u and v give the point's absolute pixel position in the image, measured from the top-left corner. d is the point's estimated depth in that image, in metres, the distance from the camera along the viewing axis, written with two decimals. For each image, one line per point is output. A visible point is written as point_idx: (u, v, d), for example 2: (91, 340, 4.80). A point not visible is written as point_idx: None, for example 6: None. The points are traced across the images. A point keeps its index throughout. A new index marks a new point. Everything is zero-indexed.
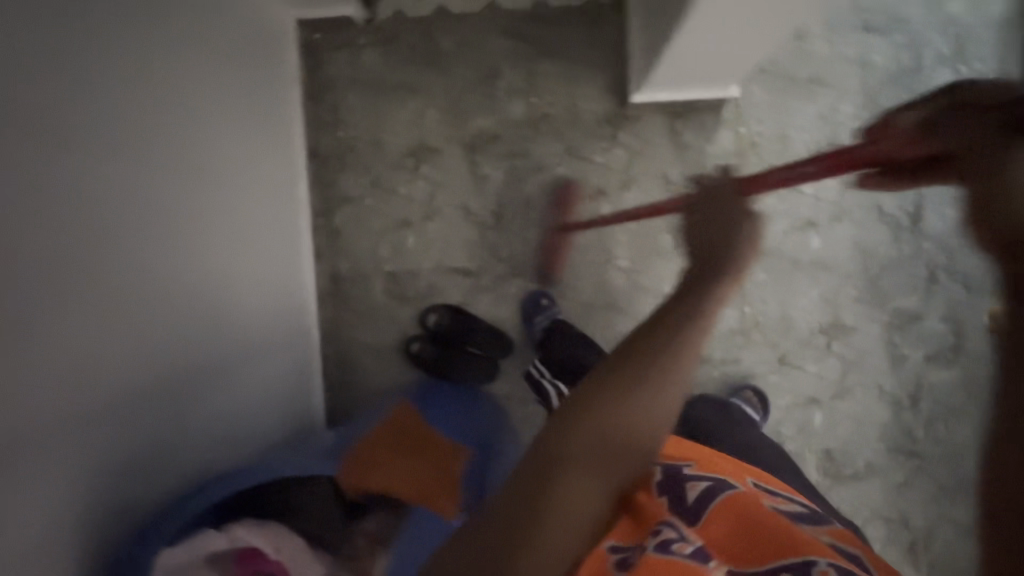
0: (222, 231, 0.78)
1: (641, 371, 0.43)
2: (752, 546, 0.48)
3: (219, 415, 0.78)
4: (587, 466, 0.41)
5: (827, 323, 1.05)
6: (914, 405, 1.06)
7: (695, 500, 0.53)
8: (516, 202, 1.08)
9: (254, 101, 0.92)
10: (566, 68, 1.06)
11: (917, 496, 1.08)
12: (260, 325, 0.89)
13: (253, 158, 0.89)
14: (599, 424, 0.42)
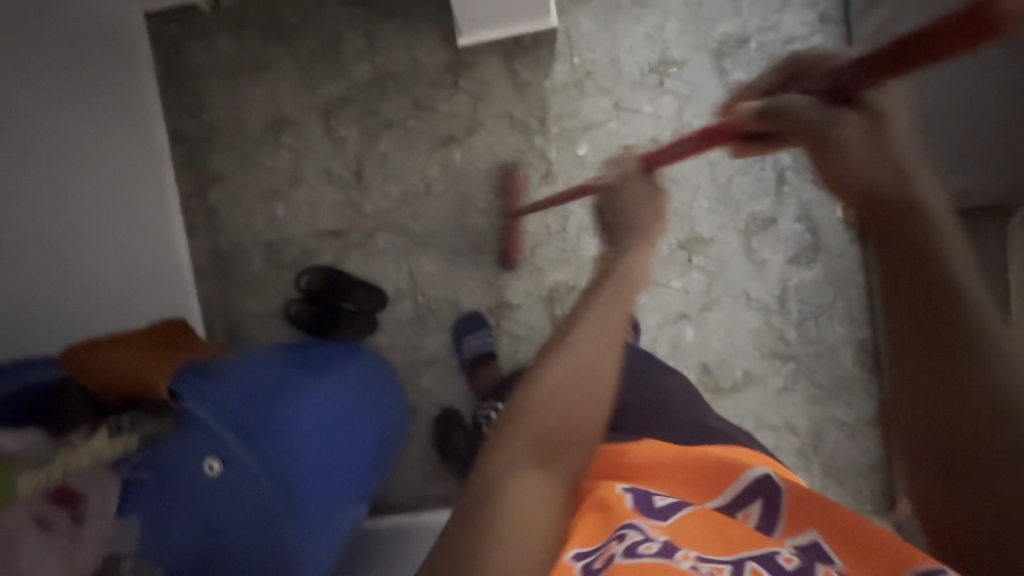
0: (61, 175, 0.88)
1: (586, 372, 0.41)
2: (715, 540, 0.44)
3: (65, 317, 0.87)
4: (535, 466, 0.39)
5: (684, 237, 1.07)
6: (782, 308, 1.07)
7: (664, 504, 0.48)
8: (374, 160, 1.13)
9: (99, 60, 1.00)
10: (402, 26, 1.10)
11: (799, 399, 1.07)
12: (114, 257, 0.97)
13: (111, 144, 1.00)
14: (541, 437, 0.40)
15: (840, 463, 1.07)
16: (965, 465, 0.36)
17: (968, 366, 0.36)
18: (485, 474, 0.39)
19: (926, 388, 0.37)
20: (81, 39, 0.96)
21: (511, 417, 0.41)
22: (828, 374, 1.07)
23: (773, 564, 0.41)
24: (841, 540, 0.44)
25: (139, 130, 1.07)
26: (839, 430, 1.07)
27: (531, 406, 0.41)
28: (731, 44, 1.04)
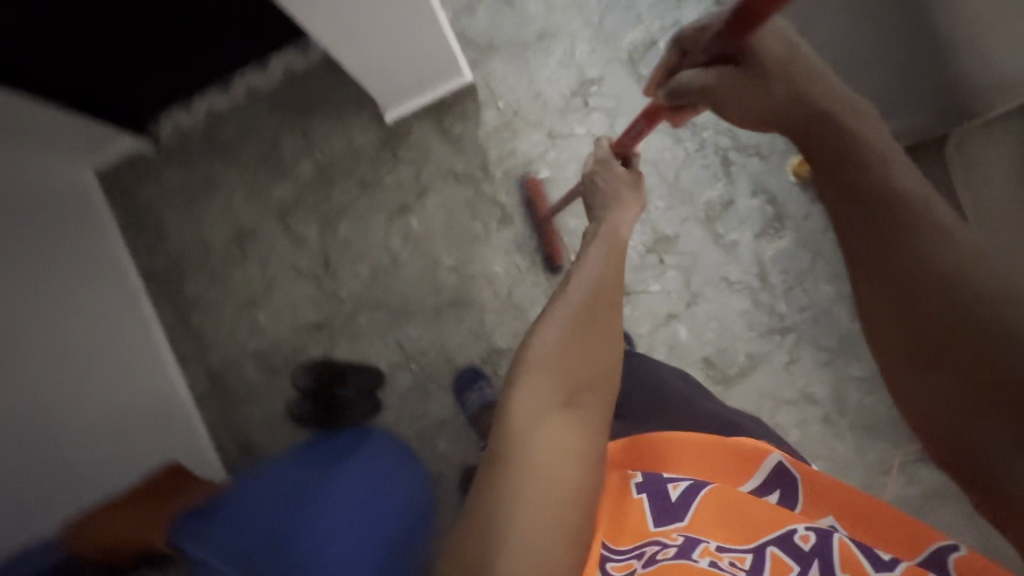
0: (45, 337, 0.91)
1: (584, 324, 0.53)
2: (739, 529, 0.52)
3: (66, 476, 0.88)
4: (547, 412, 0.48)
5: (650, 241, 1.08)
6: (765, 282, 1.07)
7: (679, 498, 0.55)
8: (338, 247, 1.15)
9: (63, 222, 1.05)
10: (332, 116, 1.14)
11: (809, 367, 1.06)
12: (111, 402, 0.99)
13: (88, 302, 1.03)
14: (555, 383, 0.49)
15: (869, 421, 1.04)
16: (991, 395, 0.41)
17: (952, 305, 0.42)
18: (504, 418, 0.48)
19: (900, 297, 0.45)
20: (39, 212, 1.00)
21: (515, 380, 0.50)
22: (829, 335, 1.05)
23: (792, 546, 0.49)
24: (852, 511, 0.53)
25: (112, 277, 1.11)
26: (857, 387, 1.04)
27: (540, 356, 0.51)
28: (642, 50, 1.07)
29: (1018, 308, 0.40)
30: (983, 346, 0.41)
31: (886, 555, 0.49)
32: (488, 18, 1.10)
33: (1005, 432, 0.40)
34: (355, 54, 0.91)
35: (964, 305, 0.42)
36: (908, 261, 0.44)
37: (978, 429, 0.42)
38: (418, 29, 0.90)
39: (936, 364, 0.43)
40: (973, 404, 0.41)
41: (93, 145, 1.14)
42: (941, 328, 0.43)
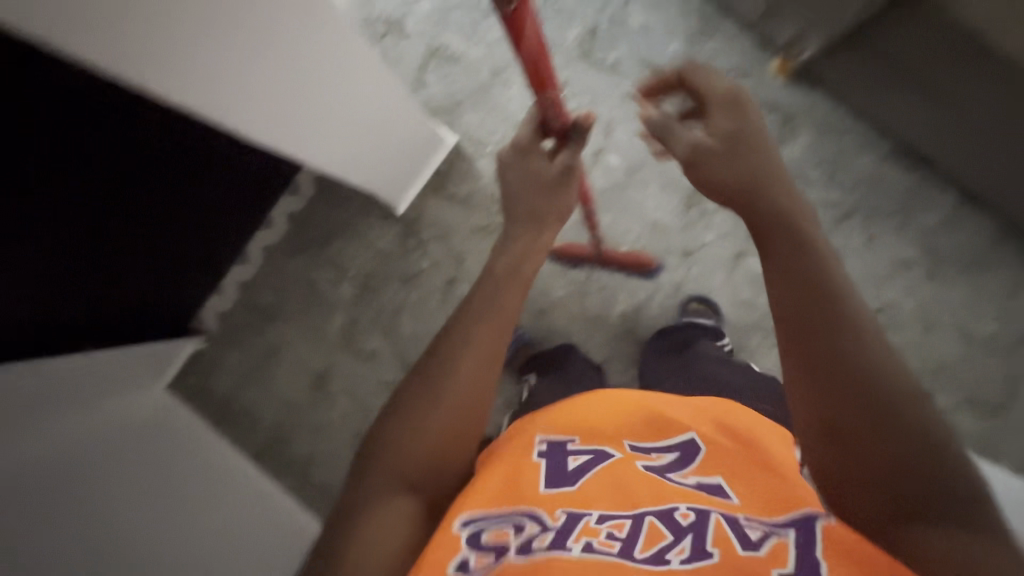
0: (212, 537, 0.90)
1: (458, 382, 0.52)
2: (620, 497, 0.52)
3: None
4: (392, 480, 0.48)
5: (685, 199, 1.09)
6: (804, 181, 1.05)
7: (574, 469, 0.56)
8: (409, 346, 1.16)
9: (167, 440, 1.06)
10: (349, 235, 1.19)
11: (890, 235, 1.04)
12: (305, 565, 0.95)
13: (229, 498, 1.01)
14: (411, 445, 0.49)
15: (971, 255, 1.02)
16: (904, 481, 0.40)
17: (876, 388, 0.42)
18: (354, 471, 0.50)
19: (820, 373, 0.43)
20: (147, 443, 1.01)
21: (371, 449, 0.50)
22: (892, 198, 1.04)
23: (672, 523, 0.48)
24: (740, 480, 0.54)
25: (236, 468, 1.11)
26: (943, 232, 1.03)
27: (401, 413, 0.51)
28: (588, 39, 1.10)
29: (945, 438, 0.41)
30: (896, 436, 0.40)
31: (756, 534, 0.46)
32: (442, 82, 1.14)
33: (900, 510, 0.40)
34: (349, 161, 0.93)
35: (890, 409, 0.41)
36: (829, 344, 0.43)
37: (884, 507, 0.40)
38: (395, 115, 0.93)
39: (856, 438, 0.41)
40: (884, 481, 0.40)
41: (160, 366, 1.17)
42: (863, 415, 0.41)
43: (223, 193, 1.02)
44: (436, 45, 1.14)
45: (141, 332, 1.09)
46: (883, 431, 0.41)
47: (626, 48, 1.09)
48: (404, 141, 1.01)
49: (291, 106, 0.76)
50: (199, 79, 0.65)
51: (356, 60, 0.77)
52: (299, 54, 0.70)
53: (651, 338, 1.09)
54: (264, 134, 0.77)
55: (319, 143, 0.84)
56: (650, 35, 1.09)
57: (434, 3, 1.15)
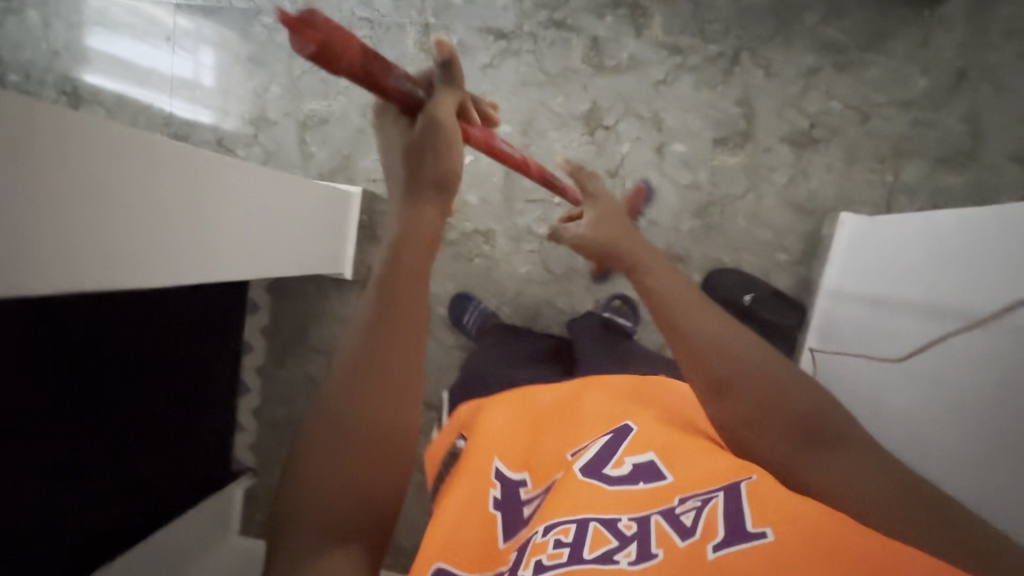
0: None
1: (379, 401, 0.52)
2: (574, 503, 0.49)
3: None
4: (326, 518, 0.49)
5: (586, 125, 1.08)
6: (683, 51, 1.04)
7: (529, 511, 0.55)
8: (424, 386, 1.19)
9: None
10: (319, 319, 1.22)
11: (786, 55, 1.02)
12: None
13: None
14: (340, 480, 0.50)
15: (869, 30, 1.00)
16: (789, 421, 0.51)
17: (741, 350, 0.54)
18: (279, 517, 0.50)
19: (704, 348, 0.54)
20: None
21: (290, 489, 0.50)
22: (767, 21, 1.02)
23: (615, 530, 0.46)
24: (676, 465, 0.53)
25: None
26: (831, 23, 1.00)
27: (316, 452, 0.50)
28: (426, 39, 1.11)
29: (808, 386, 0.53)
30: (766, 383, 0.52)
31: (690, 519, 0.45)
32: (325, 145, 1.17)
33: (794, 445, 0.50)
34: (263, 257, 0.88)
35: (758, 363, 0.53)
36: (698, 320, 0.57)
37: (779, 449, 0.51)
38: (284, 195, 0.90)
39: (743, 393, 0.52)
40: (768, 416, 0.51)
41: (224, 520, 1.21)
42: (739, 371, 0.53)
43: (209, 338, 1.09)
44: (304, 116, 1.17)
45: (205, 490, 1.15)
46: (765, 387, 0.52)
47: (462, 26, 1.10)
48: (309, 223, 1.00)
49: (241, 245, 0.81)
50: (187, 268, 0.69)
51: (263, 181, 0.83)
52: (227, 202, 0.75)
53: None
54: (194, 270, 0.70)
55: (216, 245, 0.74)
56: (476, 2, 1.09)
57: (282, 83, 1.17)
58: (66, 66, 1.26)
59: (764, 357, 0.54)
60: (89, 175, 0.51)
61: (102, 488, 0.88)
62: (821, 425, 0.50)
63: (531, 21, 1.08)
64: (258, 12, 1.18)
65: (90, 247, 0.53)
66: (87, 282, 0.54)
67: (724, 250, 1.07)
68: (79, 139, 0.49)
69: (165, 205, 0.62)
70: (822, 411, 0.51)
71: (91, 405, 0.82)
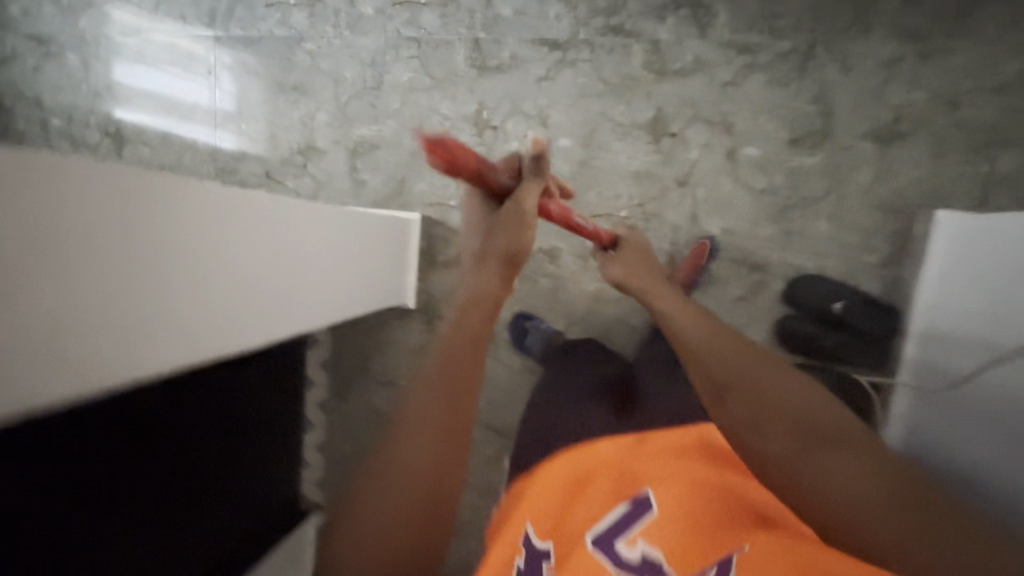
0: None
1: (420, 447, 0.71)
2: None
3: None
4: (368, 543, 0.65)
5: (651, 134, 1.04)
6: (751, 49, 0.99)
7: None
8: (494, 412, 1.16)
9: None
10: (381, 349, 1.19)
11: (863, 46, 0.96)
12: None
13: None
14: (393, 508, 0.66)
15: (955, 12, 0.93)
16: (794, 423, 0.47)
17: (748, 360, 0.55)
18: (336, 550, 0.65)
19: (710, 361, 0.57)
20: None
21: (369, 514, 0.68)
22: (842, 11, 0.96)
23: None
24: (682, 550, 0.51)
25: None
26: (913, 8, 0.94)
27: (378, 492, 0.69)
28: (477, 55, 1.07)
29: (818, 394, 0.50)
30: (769, 386, 0.50)
31: None
32: (377, 172, 1.13)
33: (794, 444, 0.45)
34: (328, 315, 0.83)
35: (760, 371, 0.53)
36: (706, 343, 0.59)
37: (779, 450, 0.46)
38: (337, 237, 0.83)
39: (739, 394, 0.51)
40: (772, 416, 0.48)
41: None
42: (736, 375, 0.53)
43: (268, 390, 1.01)
44: (354, 142, 1.14)
45: (282, 524, 1.14)
46: (757, 392, 0.50)
47: (514, 39, 1.06)
48: (371, 257, 0.96)
49: (287, 297, 0.70)
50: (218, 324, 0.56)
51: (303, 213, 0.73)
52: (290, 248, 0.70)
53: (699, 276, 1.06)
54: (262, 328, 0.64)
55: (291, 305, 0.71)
56: (527, 12, 1.05)
57: (329, 110, 1.14)
58: (109, 107, 1.24)
59: (771, 366, 0.54)
60: (106, 229, 0.41)
61: (196, 539, 0.86)
62: (831, 427, 0.46)
63: (586, 29, 1.03)
64: (300, 39, 1.14)
65: (107, 320, 0.42)
66: (121, 359, 0.44)
67: (805, 255, 1.02)
68: (124, 195, 0.42)
69: (202, 260, 0.52)
70: (830, 419, 0.47)
71: (164, 482, 0.77)
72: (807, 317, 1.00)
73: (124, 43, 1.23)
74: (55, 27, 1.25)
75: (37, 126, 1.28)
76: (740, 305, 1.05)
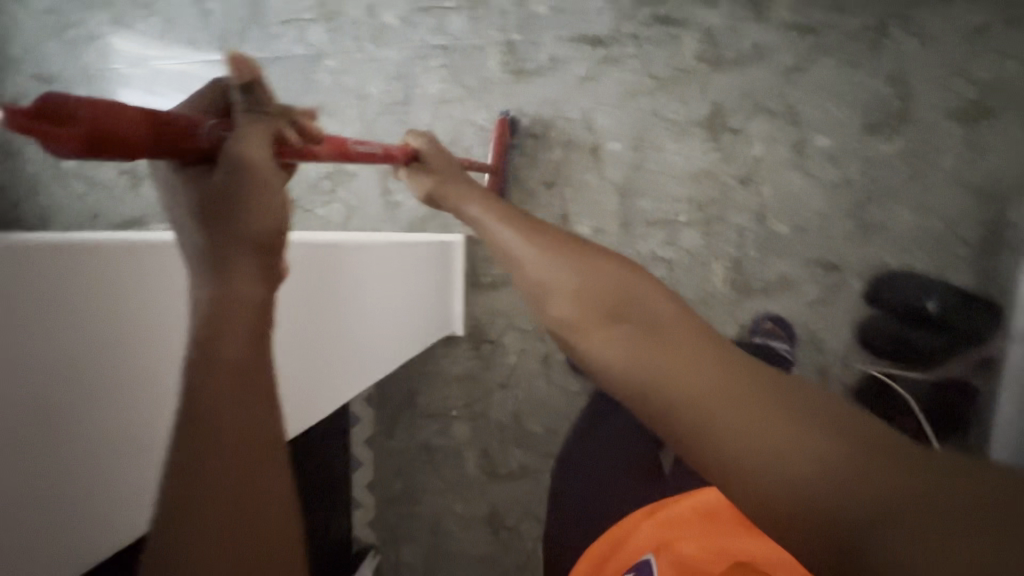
0: None
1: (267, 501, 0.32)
2: None
3: None
4: None
5: (708, 130, 0.95)
6: (815, 30, 0.91)
7: None
8: (551, 439, 1.08)
9: None
10: (427, 378, 1.12)
11: (942, 17, 0.87)
12: None
13: None
14: None
15: None
16: (604, 302, 0.38)
17: (575, 262, 0.41)
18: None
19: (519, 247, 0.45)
20: None
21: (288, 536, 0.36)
22: None
23: None
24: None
25: None
26: None
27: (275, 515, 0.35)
28: (511, 59, 0.99)
29: (614, 271, 0.39)
30: (597, 275, 0.39)
31: None
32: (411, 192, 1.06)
33: (616, 335, 0.36)
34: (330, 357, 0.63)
35: (588, 270, 0.40)
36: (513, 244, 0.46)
37: (606, 349, 0.36)
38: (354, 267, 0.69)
39: (561, 297, 0.40)
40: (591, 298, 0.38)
41: None
42: (543, 278, 0.42)
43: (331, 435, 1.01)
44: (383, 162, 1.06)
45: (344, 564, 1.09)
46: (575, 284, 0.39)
47: (551, 38, 0.98)
48: (422, 284, 0.91)
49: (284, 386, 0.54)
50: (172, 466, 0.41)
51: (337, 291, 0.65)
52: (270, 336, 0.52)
53: (770, 280, 0.97)
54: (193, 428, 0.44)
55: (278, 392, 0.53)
56: (563, 9, 0.97)
57: (355, 130, 1.07)
58: None
59: (604, 278, 0.39)
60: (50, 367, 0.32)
61: None
62: (643, 314, 0.36)
63: (630, 22, 0.95)
64: (319, 56, 1.07)
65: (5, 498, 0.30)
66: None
67: (887, 251, 0.93)
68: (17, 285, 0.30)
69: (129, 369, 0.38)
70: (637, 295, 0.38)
71: None
72: (893, 318, 0.91)
73: (132, 74, 1.16)
74: (60, 63, 1.19)
75: (48, 168, 1.22)
76: (816, 309, 0.97)
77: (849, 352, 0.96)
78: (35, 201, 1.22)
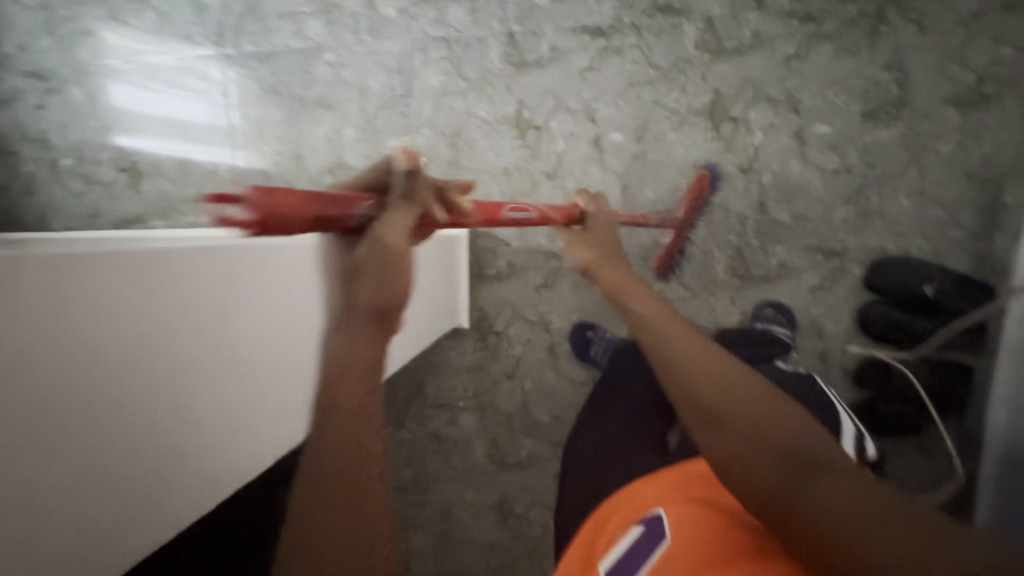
0: None
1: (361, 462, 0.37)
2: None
3: None
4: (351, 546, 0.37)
5: (710, 119, 0.96)
6: (814, 18, 0.91)
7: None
8: (557, 427, 1.10)
9: None
10: (433, 369, 1.13)
11: (939, 4, 0.88)
12: None
13: None
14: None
15: None
16: (784, 449, 0.38)
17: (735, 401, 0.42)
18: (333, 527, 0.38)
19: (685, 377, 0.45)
20: None
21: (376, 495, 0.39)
22: None
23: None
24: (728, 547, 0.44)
25: None
26: None
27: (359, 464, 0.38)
28: (512, 50, 0.99)
29: (774, 407, 0.41)
30: (761, 417, 0.40)
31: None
32: None
33: (788, 475, 0.36)
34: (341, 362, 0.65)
35: (750, 411, 0.40)
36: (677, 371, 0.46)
37: (793, 495, 0.35)
38: None
39: (724, 432, 0.40)
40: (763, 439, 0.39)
41: None
42: (702, 403, 0.43)
43: None
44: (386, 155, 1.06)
45: None
46: (747, 416, 0.40)
47: (552, 29, 0.98)
48: (428, 277, 0.92)
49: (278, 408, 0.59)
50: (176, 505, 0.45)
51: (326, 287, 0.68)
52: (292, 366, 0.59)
53: (772, 267, 0.99)
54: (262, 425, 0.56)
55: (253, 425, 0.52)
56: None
57: (356, 124, 1.07)
58: (118, 139, 1.17)
59: (774, 422, 0.40)
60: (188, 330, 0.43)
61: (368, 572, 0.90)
62: (828, 466, 0.36)
63: (630, 12, 0.95)
64: (318, 49, 1.06)
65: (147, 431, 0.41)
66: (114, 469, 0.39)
67: (886, 236, 0.95)
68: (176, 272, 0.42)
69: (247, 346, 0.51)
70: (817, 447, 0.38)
71: None
72: (892, 302, 0.93)
73: (128, 70, 1.15)
74: (54, 61, 1.17)
75: (44, 166, 1.20)
76: (817, 294, 0.98)
77: (849, 336, 0.98)
78: (33, 201, 1.21)
